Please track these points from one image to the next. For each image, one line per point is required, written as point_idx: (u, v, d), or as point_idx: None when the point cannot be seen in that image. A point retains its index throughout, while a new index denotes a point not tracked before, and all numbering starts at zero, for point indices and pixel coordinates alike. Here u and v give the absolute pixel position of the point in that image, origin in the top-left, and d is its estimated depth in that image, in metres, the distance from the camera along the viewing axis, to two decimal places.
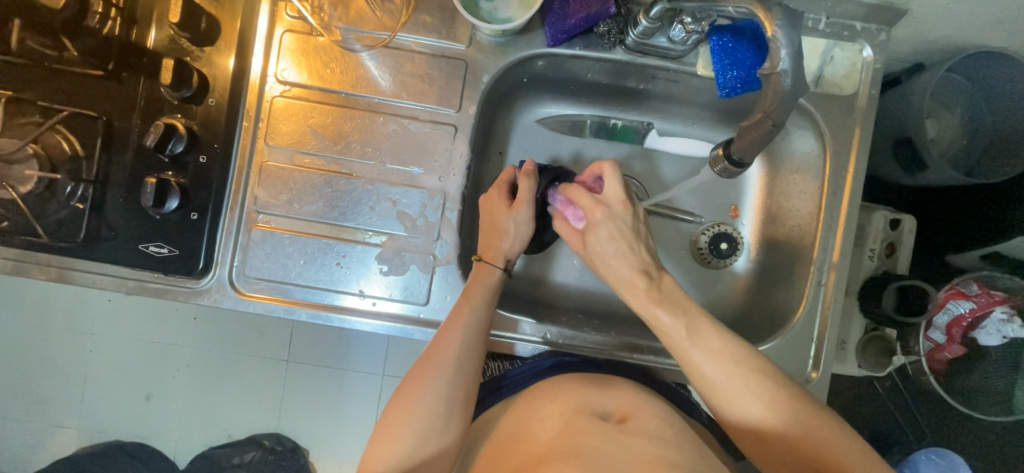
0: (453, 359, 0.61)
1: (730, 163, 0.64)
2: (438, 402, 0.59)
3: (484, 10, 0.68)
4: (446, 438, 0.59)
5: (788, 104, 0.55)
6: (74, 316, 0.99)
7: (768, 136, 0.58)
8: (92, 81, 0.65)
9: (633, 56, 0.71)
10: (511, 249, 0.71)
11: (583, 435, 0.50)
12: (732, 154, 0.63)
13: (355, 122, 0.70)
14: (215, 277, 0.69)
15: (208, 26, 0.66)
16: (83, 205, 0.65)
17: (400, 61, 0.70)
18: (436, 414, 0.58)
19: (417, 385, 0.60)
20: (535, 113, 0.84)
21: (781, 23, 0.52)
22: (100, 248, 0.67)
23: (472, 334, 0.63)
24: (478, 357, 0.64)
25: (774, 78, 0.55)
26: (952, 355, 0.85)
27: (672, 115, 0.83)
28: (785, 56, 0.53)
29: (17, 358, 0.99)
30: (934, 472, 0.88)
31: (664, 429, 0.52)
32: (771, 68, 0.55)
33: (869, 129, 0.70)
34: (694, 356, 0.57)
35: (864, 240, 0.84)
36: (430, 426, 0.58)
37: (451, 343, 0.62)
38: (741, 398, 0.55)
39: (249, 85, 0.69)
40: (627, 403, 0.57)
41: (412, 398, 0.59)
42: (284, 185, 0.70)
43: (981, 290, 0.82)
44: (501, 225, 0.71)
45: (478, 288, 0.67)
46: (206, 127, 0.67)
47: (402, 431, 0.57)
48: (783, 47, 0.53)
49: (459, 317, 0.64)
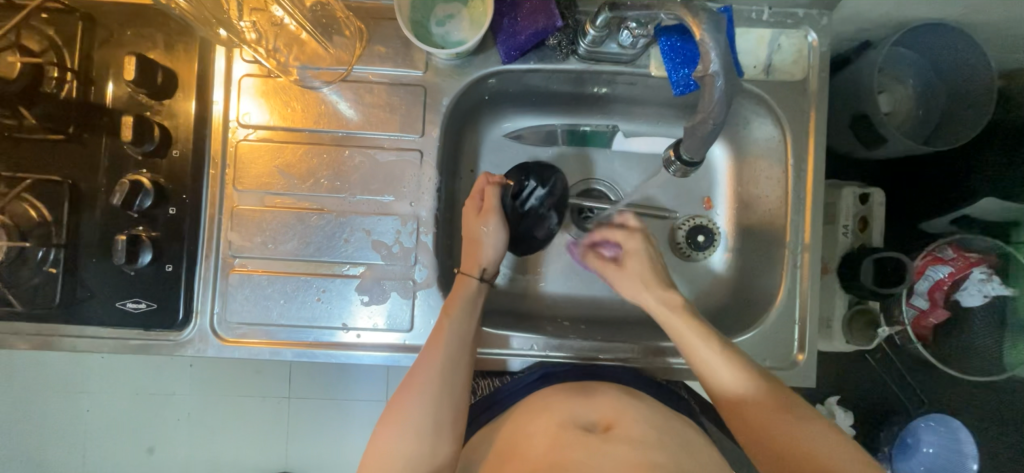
0: (435, 374, 0.62)
1: (682, 163, 0.65)
2: (424, 420, 0.59)
3: (437, 34, 0.69)
4: (437, 456, 0.58)
5: (729, 100, 0.55)
6: (62, 381, 0.97)
7: (713, 134, 0.57)
8: (54, 145, 0.66)
9: (588, 64, 0.72)
10: (488, 258, 0.72)
11: (569, 447, 0.52)
12: (682, 154, 0.64)
13: (322, 157, 0.71)
14: (196, 327, 0.69)
15: (165, 79, 0.67)
16: (57, 269, 0.65)
17: (360, 93, 0.71)
18: (424, 430, 0.59)
19: (404, 404, 0.60)
20: (501, 128, 0.85)
21: (707, 27, 0.53)
22: (77, 310, 0.67)
23: (455, 346, 0.64)
24: (462, 369, 0.64)
25: (707, 80, 0.55)
26: (937, 321, 0.87)
27: (636, 116, 0.84)
28: (716, 57, 0.53)
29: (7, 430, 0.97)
30: (935, 438, 0.89)
31: (649, 434, 0.54)
32: (704, 70, 0.55)
33: (823, 110, 0.72)
34: (700, 352, 0.63)
35: (836, 217, 0.86)
36: (418, 445, 0.58)
37: (434, 358, 0.63)
38: (716, 371, 0.62)
39: (212, 126, 0.70)
40: (613, 411, 0.57)
41: (398, 419, 0.59)
42: (257, 227, 0.70)
43: (957, 253, 0.84)
44: (476, 235, 0.73)
45: (459, 299, 0.68)
46: (173, 179, 0.68)
47: (391, 453, 0.57)
48: (712, 49, 0.53)
49: (440, 330, 0.65)
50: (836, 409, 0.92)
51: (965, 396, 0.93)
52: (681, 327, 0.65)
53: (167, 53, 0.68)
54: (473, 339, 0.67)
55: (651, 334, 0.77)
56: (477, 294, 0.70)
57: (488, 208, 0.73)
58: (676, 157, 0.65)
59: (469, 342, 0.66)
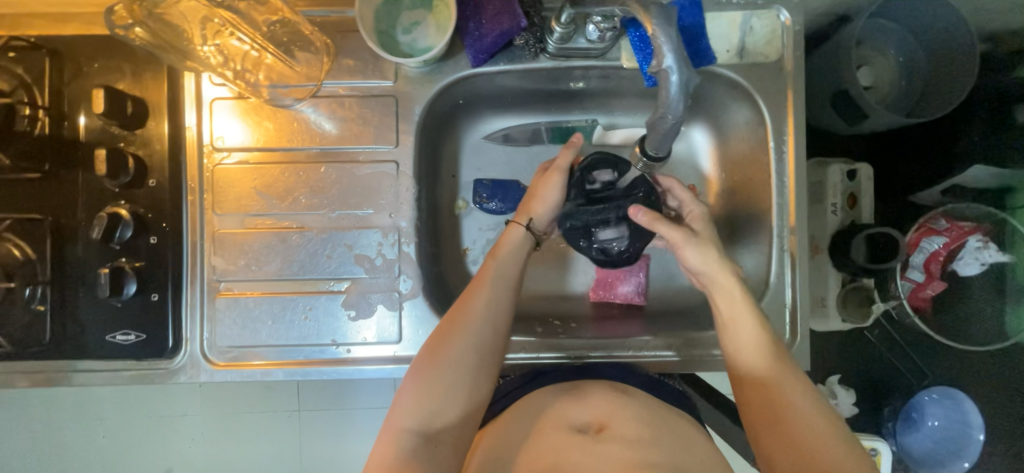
0: (483, 311, 0.61)
1: (647, 159, 0.61)
2: (468, 352, 0.59)
3: (404, 43, 0.69)
4: (476, 392, 0.58)
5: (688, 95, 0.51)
6: (63, 415, 0.98)
7: (674, 129, 0.54)
8: (32, 184, 0.66)
9: (559, 61, 0.71)
10: (540, 212, 0.72)
11: (561, 450, 0.52)
12: (647, 149, 0.62)
13: (299, 175, 0.71)
14: (187, 353, 0.70)
15: (135, 109, 0.67)
16: (45, 306, 0.66)
17: (332, 108, 0.71)
18: (467, 363, 0.58)
19: (447, 337, 0.59)
20: (480, 130, 0.84)
21: (658, 20, 0.48)
22: (68, 345, 0.67)
23: (503, 286, 0.65)
24: (509, 309, 0.64)
25: (663, 76, 0.50)
26: (935, 292, 0.85)
27: (614, 109, 0.83)
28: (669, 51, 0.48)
29: (16, 466, 0.98)
30: (940, 412, 0.88)
31: (639, 432, 0.53)
32: (657, 65, 0.49)
33: (801, 89, 0.71)
34: (740, 331, 0.61)
35: (823, 196, 0.85)
36: (457, 376, 0.57)
37: (481, 299, 0.62)
38: (739, 321, 0.61)
39: (188, 143, 0.70)
40: (603, 410, 0.57)
41: (439, 349, 0.59)
42: (239, 250, 0.70)
43: (950, 223, 0.82)
44: (533, 189, 0.73)
45: (507, 244, 0.69)
46: (153, 208, 0.68)
47: (427, 382, 0.57)
48: (665, 43, 0.48)
49: (489, 271, 0.66)
50: (838, 388, 0.90)
51: (967, 366, 0.92)
52: (735, 301, 0.62)
53: (136, 82, 0.68)
54: (518, 283, 0.67)
55: (642, 328, 0.76)
56: (526, 241, 0.70)
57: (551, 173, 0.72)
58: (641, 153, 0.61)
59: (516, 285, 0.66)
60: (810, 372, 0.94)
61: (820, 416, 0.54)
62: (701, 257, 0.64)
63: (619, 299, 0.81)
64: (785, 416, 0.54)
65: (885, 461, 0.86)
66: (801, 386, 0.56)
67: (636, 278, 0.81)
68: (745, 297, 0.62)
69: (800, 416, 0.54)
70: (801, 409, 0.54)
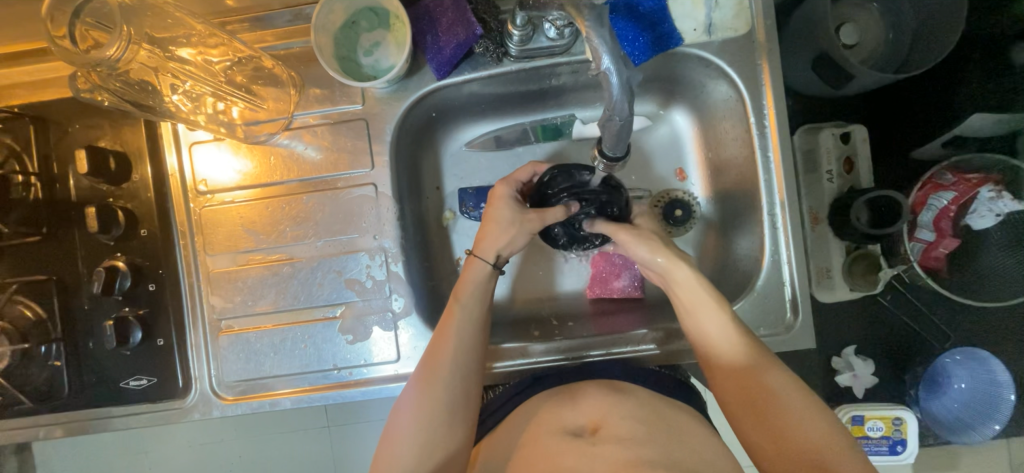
0: (449, 362, 0.62)
1: (606, 160, 0.55)
2: (439, 407, 0.60)
3: (366, 65, 0.69)
4: (451, 440, 0.60)
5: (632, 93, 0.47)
6: (93, 462, 1.01)
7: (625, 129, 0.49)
8: (34, 246, 0.69)
9: (523, 63, 0.71)
10: (507, 246, 0.68)
11: (557, 457, 0.52)
12: (605, 151, 0.54)
13: (282, 208, 0.72)
14: (198, 391, 0.72)
15: (118, 164, 0.69)
16: (61, 361, 0.69)
17: (307, 138, 0.72)
18: (441, 414, 0.60)
19: (420, 391, 0.61)
20: (459, 140, 0.84)
21: (591, 23, 0.45)
22: (87, 395, 0.70)
23: (468, 332, 0.64)
24: (477, 355, 0.64)
25: (602, 79, 0.46)
26: (948, 250, 0.82)
27: (591, 101, 0.82)
28: (605, 52, 0.45)
29: None
30: (965, 373, 0.86)
31: (635, 430, 0.53)
32: (596, 68, 0.46)
33: (776, 59, 0.68)
34: (709, 325, 0.60)
35: (818, 164, 0.82)
36: (431, 431, 0.59)
37: (448, 346, 0.63)
38: (705, 313, 0.61)
39: (171, 180, 0.72)
40: (599, 410, 0.57)
41: (414, 403, 0.61)
42: (235, 287, 0.72)
43: (957, 177, 0.78)
44: (500, 221, 0.67)
45: (467, 287, 0.66)
46: (147, 257, 0.70)
47: (409, 437, 0.59)
48: (599, 45, 0.44)
49: (450, 317, 0.64)
50: (854, 359, 0.89)
51: (993, 322, 0.88)
52: (698, 299, 0.61)
53: (115, 139, 0.70)
54: (487, 317, 0.66)
55: (640, 320, 0.76)
56: (486, 277, 0.67)
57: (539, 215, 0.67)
58: (599, 155, 0.55)
59: (483, 326, 0.65)
60: (826, 345, 0.91)
61: (806, 405, 0.54)
62: (647, 250, 0.64)
63: (615, 294, 0.80)
64: (770, 408, 0.55)
65: (911, 430, 0.83)
66: (778, 375, 0.57)
67: (630, 271, 0.80)
68: (703, 282, 0.61)
69: (787, 409, 0.54)
70: (783, 400, 0.55)
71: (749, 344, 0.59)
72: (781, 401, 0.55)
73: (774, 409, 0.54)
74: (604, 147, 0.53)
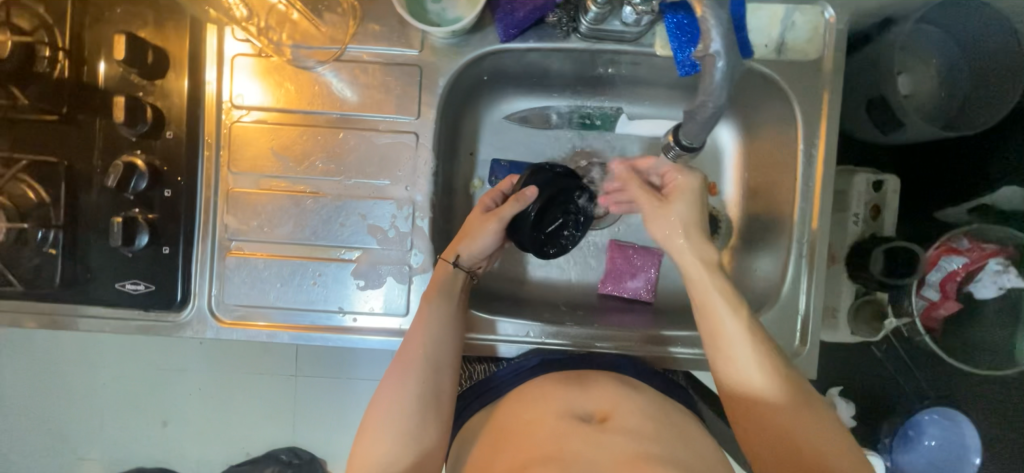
0: (422, 359, 0.64)
1: (680, 148, 0.61)
2: (411, 402, 0.62)
3: (432, 12, 0.67)
4: (424, 435, 0.61)
5: (732, 82, 0.50)
6: (77, 355, 1.03)
7: (712, 120, 0.53)
8: (50, 127, 0.65)
9: (590, 43, 0.69)
10: (467, 250, 0.69)
11: (563, 437, 0.52)
12: (681, 139, 0.60)
13: (316, 139, 0.70)
14: (194, 308, 0.70)
15: (156, 58, 0.65)
16: (57, 251, 0.66)
17: (355, 73, 0.70)
18: (413, 409, 0.61)
19: (393, 388, 0.62)
20: (501, 110, 0.82)
21: (709, 2, 0.47)
22: (80, 291, 0.68)
23: (439, 332, 0.66)
24: (447, 354, 0.66)
25: (708, 61, 0.49)
26: (947, 313, 0.84)
27: (642, 97, 0.81)
28: (717, 34, 0.47)
29: (37, 401, 1.03)
30: (938, 431, 0.88)
31: (644, 423, 0.54)
32: (704, 49, 0.49)
33: (838, 92, 0.68)
34: (726, 326, 0.59)
35: (846, 205, 0.83)
36: (404, 425, 0.61)
37: (420, 342, 0.64)
38: (724, 319, 0.59)
39: (206, 103, 0.69)
40: (607, 401, 0.57)
41: (388, 401, 0.62)
42: (253, 211, 0.70)
43: (972, 244, 0.80)
44: (468, 229, 0.70)
45: (437, 287, 0.67)
46: (168, 161, 0.67)
47: (384, 433, 0.60)
48: (714, 25, 0.47)
49: (422, 317, 0.66)
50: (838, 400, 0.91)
51: (969, 388, 0.92)
52: (717, 297, 0.59)
53: (157, 31, 0.66)
54: (458, 319, 0.68)
55: (648, 322, 0.76)
56: (454, 281, 0.69)
57: (500, 215, 0.69)
58: (675, 141, 0.61)
59: (456, 325, 0.67)
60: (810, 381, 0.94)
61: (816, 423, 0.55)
62: (665, 235, 0.63)
63: (626, 293, 0.80)
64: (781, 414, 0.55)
65: None
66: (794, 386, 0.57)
67: (637, 277, 0.80)
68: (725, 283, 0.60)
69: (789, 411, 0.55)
70: (794, 412, 0.55)
71: (764, 350, 0.58)
72: (776, 400, 0.56)
73: (769, 410, 0.55)
74: (681, 134, 0.59)
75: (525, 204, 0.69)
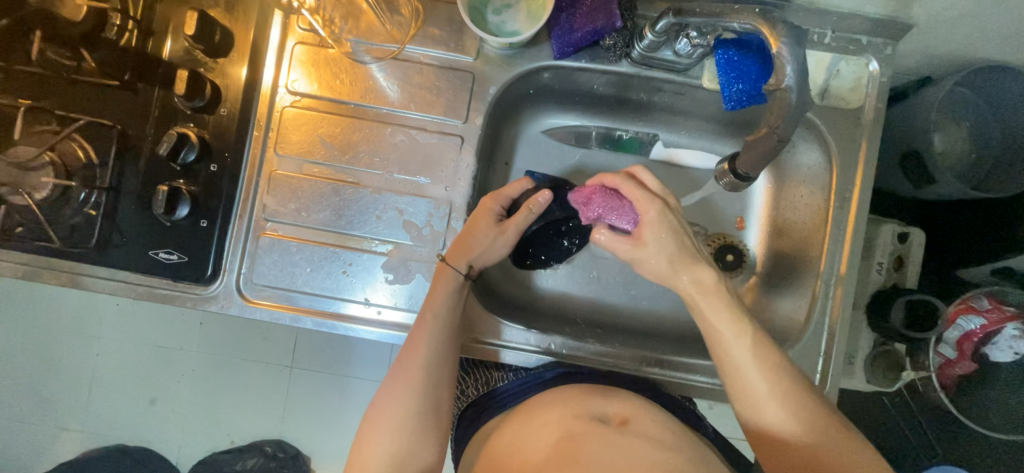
0: (422, 373, 0.64)
1: (735, 177, 0.66)
2: (411, 412, 0.62)
3: (492, 23, 0.70)
4: (421, 448, 0.61)
5: (797, 119, 0.55)
6: (86, 322, 1.02)
7: (774, 150, 0.58)
8: (108, 91, 0.66)
9: (638, 69, 0.72)
10: (479, 257, 0.70)
11: (584, 438, 0.55)
12: (738, 169, 0.66)
13: (363, 132, 0.71)
14: (223, 284, 0.70)
15: (222, 38, 0.68)
16: (97, 212, 0.66)
17: (409, 73, 0.72)
18: (411, 423, 0.61)
19: (391, 401, 0.62)
20: (540, 124, 0.84)
21: (786, 40, 0.53)
22: (112, 254, 0.68)
23: (440, 343, 0.65)
24: (446, 369, 0.65)
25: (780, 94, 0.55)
26: (962, 371, 0.84)
27: (679, 127, 0.83)
28: (791, 71, 0.53)
29: (36, 362, 1.03)
30: None
31: (662, 435, 0.57)
32: (777, 83, 0.55)
33: (876, 141, 0.70)
34: (733, 352, 0.58)
35: (873, 252, 0.83)
36: (402, 440, 0.61)
37: (419, 356, 0.64)
38: (766, 399, 0.56)
39: (261, 95, 0.71)
40: (628, 408, 0.61)
41: (386, 414, 0.62)
42: (293, 194, 0.71)
43: (993, 305, 0.79)
44: (477, 236, 0.69)
45: (437, 298, 0.66)
46: (217, 136, 0.69)
47: (381, 447, 0.60)
48: (789, 63, 0.53)
49: (423, 324, 0.65)
50: None
51: (971, 450, 0.92)
52: (739, 358, 0.58)
53: (226, 12, 0.69)
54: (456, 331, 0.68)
55: (667, 346, 0.77)
56: (459, 289, 0.68)
57: (512, 223, 0.71)
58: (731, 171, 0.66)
59: (454, 338, 0.67)
60: None
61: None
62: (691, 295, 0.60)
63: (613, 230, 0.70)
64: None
65: None
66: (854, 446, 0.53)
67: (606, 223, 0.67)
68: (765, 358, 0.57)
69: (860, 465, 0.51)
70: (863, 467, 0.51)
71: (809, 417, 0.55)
72: (808, 438, 0.54)
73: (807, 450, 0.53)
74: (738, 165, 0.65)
75: (536, 212, 0.72)
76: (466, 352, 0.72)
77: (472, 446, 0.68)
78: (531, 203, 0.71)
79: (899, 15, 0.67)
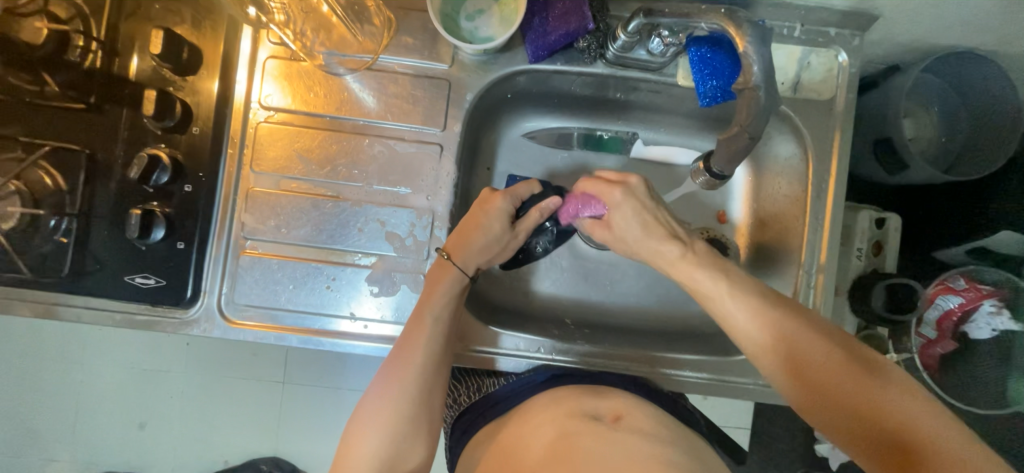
0: (417, 378, 0.63)
1: (710, 175, 0.67)
2: (402, 417, 0.61)
3: (465, 29, 0.69)
4: (407, 453, 0.61)
5: (766, 116, 0.56)
6: (65, 351, 0.99)
7: (746, 148, 0.59)
8: (73, 115, 0.65)
9: (614, 69, 0.72)
10: (484, 262, 0.70)
11: (577, 437, 0.55)
12: (712, 167, 0.66)
13: (341, 144, 0.70)
14: (204, 306, 0.69)
15: (190, 55, 0.66)
16: (68, 240, 0.64)
17: (384, 83, 0.71)
18: (401, 428, 0.61)
19: (382, 404, 0.61)
20: (521, 128, 0.84)
21: (751, 39, 0.54)
22: (87, 281, 0.66)
23: (436, 348, 0.64)
24: (440, 375, 0.65)
25: (749, 93, 0.56)
26: (943, 351, 0.86)
27: (658, 124, 0.83)
28: (757, 71, 0.54)
29: (15, 395, 1.00)
30: None
31: (654, 428, 0.58)
32: (745, 82, 0.55)
33: (848, 131, 0.72)
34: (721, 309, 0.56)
35: (851, 239, 0.85)
36: (392, 445, 0.60)
37: (414, 361, 0.63)
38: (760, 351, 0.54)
39: (233, 110, 0.70)
40: (619, 405, 0.62)
41: (375, 417, 0.61)
42: (271, 211, 0.70)
43: (969, 284, 0.82)
44: (485, 237, 0.69)
45: (435, 300, 0.66)
46: (190, 156, 0.67)
47: (369, 450, 0.59)
48: (755, 61, 0.54)
49: (420, 326, 0.64)
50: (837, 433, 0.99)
51: None
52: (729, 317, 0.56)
53: (194, 28, 0.67)
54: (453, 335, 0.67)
55: (657, 343, 0.77)
56: (458, 291, 0.67)
57: (521, 228, 0.71)
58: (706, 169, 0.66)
59: (449, 342, 0.66)
60: None
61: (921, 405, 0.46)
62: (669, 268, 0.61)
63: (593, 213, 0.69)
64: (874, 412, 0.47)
65: None
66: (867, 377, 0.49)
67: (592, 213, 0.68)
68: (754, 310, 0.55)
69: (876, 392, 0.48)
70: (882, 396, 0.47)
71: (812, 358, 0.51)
72: (818, 382, 0.50)
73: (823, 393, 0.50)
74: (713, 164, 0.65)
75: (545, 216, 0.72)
76: (458, 359, 0.71)
77: (467, 453, 0.67)
78: (541, 207, 0.71)
79: (864, 7, 0.68)
